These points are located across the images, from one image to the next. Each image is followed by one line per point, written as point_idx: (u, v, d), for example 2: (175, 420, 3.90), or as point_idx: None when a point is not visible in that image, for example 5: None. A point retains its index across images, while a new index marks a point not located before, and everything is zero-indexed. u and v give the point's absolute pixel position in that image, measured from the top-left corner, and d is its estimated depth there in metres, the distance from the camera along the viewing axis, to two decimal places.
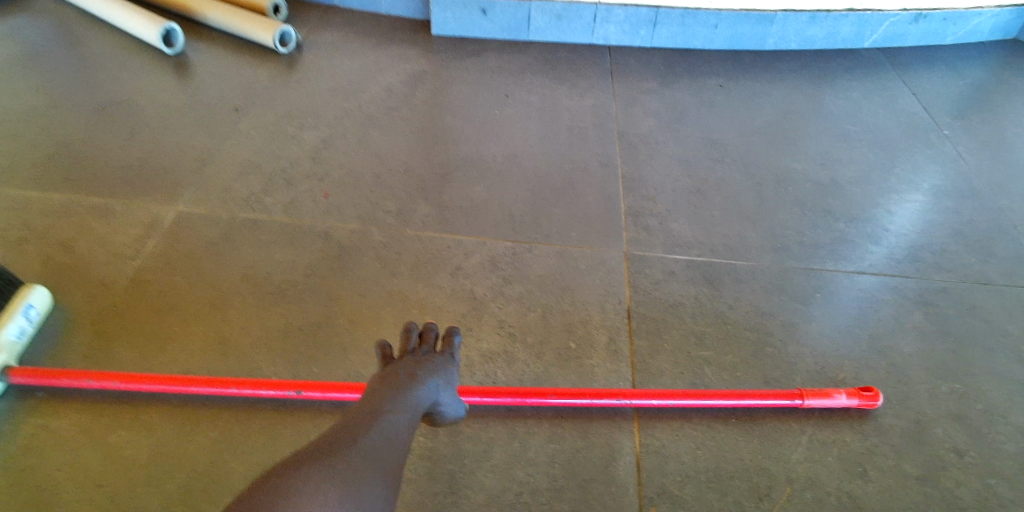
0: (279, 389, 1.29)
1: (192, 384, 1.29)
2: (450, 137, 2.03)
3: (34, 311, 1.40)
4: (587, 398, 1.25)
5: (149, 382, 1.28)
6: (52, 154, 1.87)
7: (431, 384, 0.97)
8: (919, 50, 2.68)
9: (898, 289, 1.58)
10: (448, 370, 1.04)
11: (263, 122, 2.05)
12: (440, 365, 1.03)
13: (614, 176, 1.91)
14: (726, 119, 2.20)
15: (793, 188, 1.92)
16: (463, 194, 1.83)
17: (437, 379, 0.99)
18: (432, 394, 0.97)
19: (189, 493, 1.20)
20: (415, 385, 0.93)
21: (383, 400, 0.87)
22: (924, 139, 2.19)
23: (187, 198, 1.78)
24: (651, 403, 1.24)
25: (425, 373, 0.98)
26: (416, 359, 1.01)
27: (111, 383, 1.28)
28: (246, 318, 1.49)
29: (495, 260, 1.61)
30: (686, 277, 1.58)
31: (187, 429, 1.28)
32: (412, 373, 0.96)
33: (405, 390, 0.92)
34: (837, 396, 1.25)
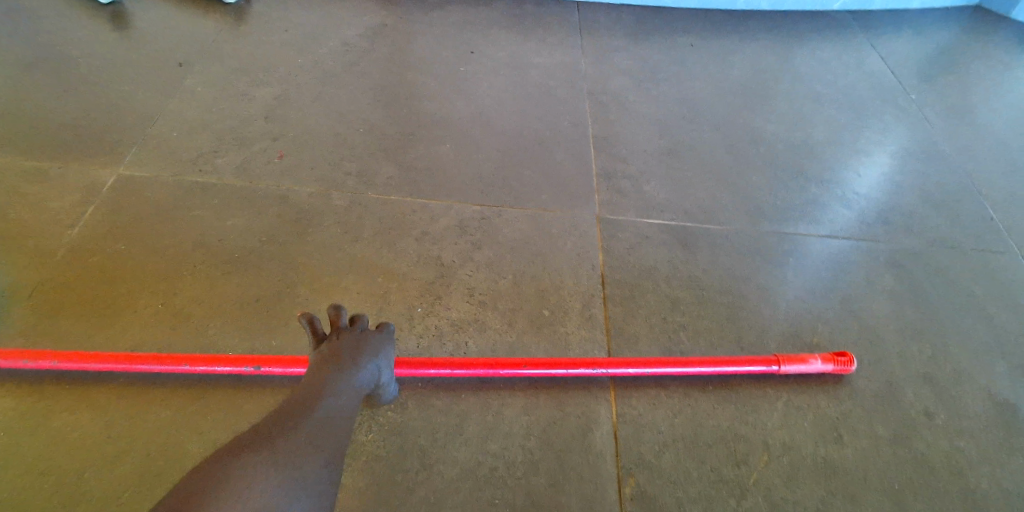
0: (236, 365, 1.21)
1: (140, 363, 1.20)
2: (414, 95, 1.92)
3: None
4: (563, 368, 1.22)
5: (92, 362, 1.19)
6: None
7: (370, 370, 1.02)
8: (887, 12, 2.66)
9: (867, 251, 1.58)
10: (387, 349, 1.08)
11: (209, 77, 1.90)
12: (379, 344, 1.07)
13: (586, 136, 1.84)
14: (698, 79, 2.14)
15: (766, 149, 1.89)
16: (429, 155, 1.73)
17: (376, 362, 1.04)
18: (371, 378, 1.02)
19: (140, 478, 1.12)
20: (353, 373, 0.98)
21: (322, 391, 0.92)
22: (892, 102, 2.18)
23: (127, 160, 1.64)
24: (628, 372, 1.22)
25: (364, 358, 1.02)
26: (355, 338, 1.04)
27: (51, 363, 1.19)
28: (197, 288, 1.39)
29: (464, 225, 1.54)
30: (660, 241, 1.54)
31: (135, 410, 1.19)
32: (352, 360, 1.00)
33: (345, 378, 0.97)
34: (813, 362, 1.25)
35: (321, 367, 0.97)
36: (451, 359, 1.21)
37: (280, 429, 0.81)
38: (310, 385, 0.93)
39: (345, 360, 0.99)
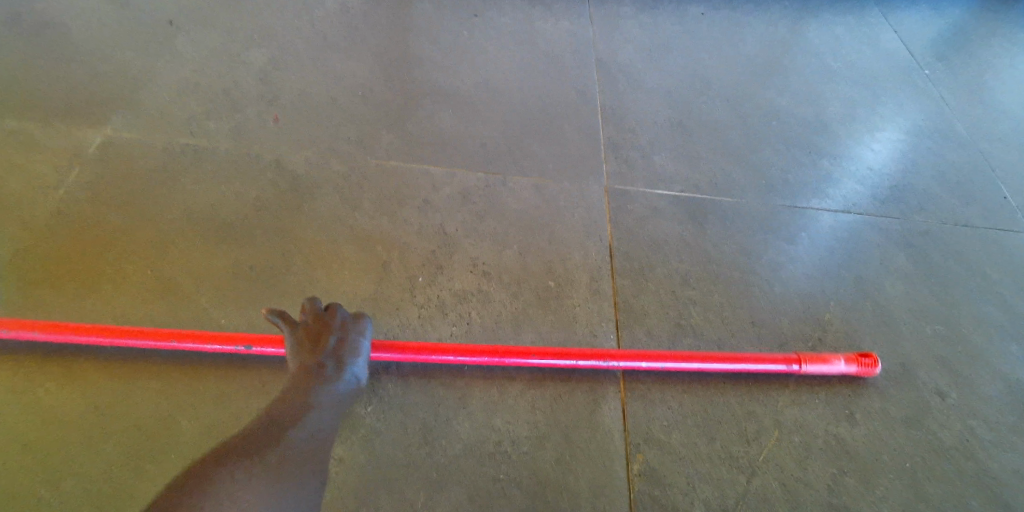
0: (227, 343, 1.18)
1: (127, 337, 1.16)
2: (413, 62, 1.86)
3: None
4: (570, 359, 1.16)
5: (75, 333, 1.16)
6: None
7: (351, 371, 1.02)
8: None
9: (881, 230, 1.54)
10: (367, 345, 1.07)
11: (201, 37, 1.83)
12: (360, 340, 1.06)
13: (592, 105, 1.79)
14: (708, 49, 2.08)
15: (777, 123, 1.84)
16: (430, 123, 1.68)
17: (357, 361, 1.03)
18: (353, 379, 1.02)
19: (135, 455, 1.10)
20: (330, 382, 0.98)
21: (304, 402, 0.93)
22: (906, 78, 2.12)
23: (118, 124, 1.59)
24: (639, 365, 1.16)
25: (347, 359, 1.02)
26: (335, 336, 1.04)
27: (32, 332, 1.15)
28: (191, 258, 1.35)
29: (467, 195, 1.50)
30: (668, 215, 1.50)
31: (128, 385, 1.17)
32: (334, 364, 1.00)
33: (326, 386, 0.97)
34: (836, 362, 1.20)
35: (303, 375, 0.98)
36: (456, 347, 1.15)
37: (263, 437, 0.82)
38: (292, 395, 0.94)
39: (326, 365, 1.00)
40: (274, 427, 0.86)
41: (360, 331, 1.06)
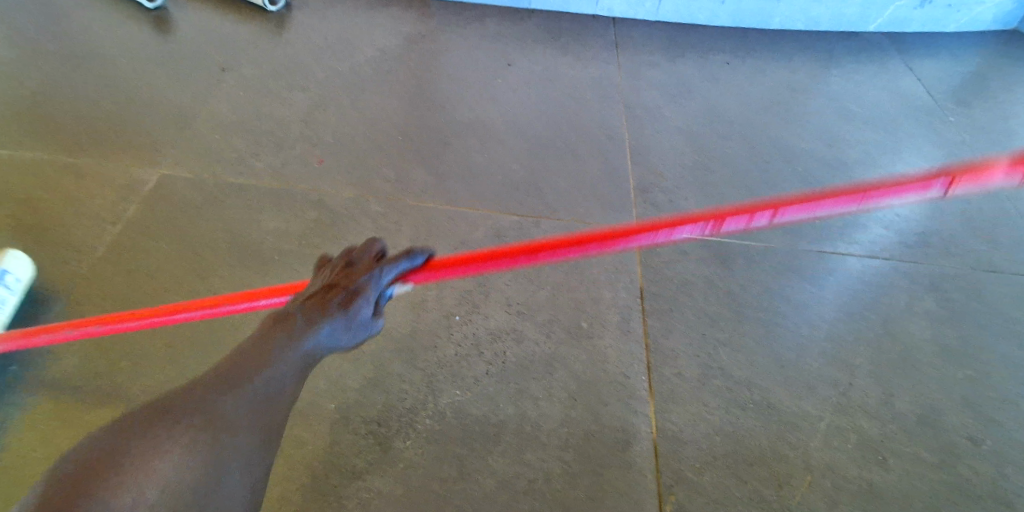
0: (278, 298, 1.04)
1: (177, 313, 1.04)
2: (448, 104, 1.94)
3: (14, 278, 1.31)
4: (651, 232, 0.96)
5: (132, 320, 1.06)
6: (24, 110, 1.76)
7: (346, 314, 0.94)
8: (922, 35, 2.63)
9: (907, 273, 1.55)
10: (380, 288, 0.98)
11: (250, 82, 1.95)
12: (370, 284, 0.97)
13: (620, 149, 1.84)
14: (732, 96, 2.14)
15: (801, 167, 1.88)
16: (465, 164, 1.74)
17: (358, 304, 0.95)
18: (349, 324, 0.95)
19: None
20: (303, 328, 0.91)
21: (277, 338, 0.89)
22: (927, 124, 2.16)
23: (168, 161, 1.68)
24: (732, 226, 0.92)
25: (347, 301, 0.95)
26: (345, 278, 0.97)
27: (94, 328, 1.07)
28: (234, 286, 1.41)
29: (500, 235, 1.54)
30: (696, 256, 1.53)
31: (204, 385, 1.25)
32: (329, 306, 0.94)
33: (314, 324, 0.92)
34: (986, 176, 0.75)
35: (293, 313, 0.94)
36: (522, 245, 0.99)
37: None
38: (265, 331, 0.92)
39: (319, 305, 0.94)
40: (217, 392, 0.79)
41: (372, 274, 0.97)
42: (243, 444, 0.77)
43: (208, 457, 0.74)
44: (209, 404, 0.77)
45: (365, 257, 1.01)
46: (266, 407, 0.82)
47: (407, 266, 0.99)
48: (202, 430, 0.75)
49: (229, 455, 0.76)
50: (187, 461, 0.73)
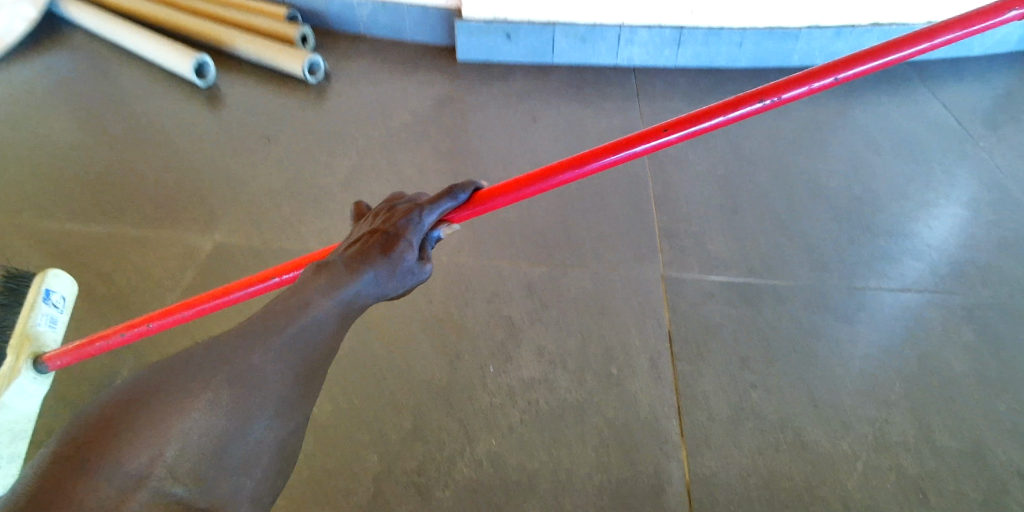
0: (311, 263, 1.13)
1: (229, 293, 1.13)
2: (479, 162, 2.05)
3: (56, 295, 1.41)
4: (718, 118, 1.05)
5: (184, 309, 1.15)
6: (97, 191, 1.96)
7: (391, 257, 0.84)
8: (948, 62, 2.65)
9: (943, 304, 1.54)
10: (422, 231, 0.90)
11: (296, 152, 2.11)
12: (413, 226, 0.89)
13: (645, 196, 1.89)
14: (755, 136, 2.19)
15: (827, 202, 1.90)
16: (495, 215, 1.81)
17: (402, 246, 0.86)
18: (395, 269, 0.84)
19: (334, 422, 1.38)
20: (347, 277, 0.79)
21: (316, 285, 0.77)
22: (958, 150, 2.15)
23: (222, 229, 1.83)
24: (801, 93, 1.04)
25: (391, 244, 0.85)
26: (384, 224, 0.89)
27: (146, 327, 1.16)
28: None
29: (532, 285, 1.60)
30: (724, 298, 1.55)
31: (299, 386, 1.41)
32: (370, 250, 0.84)
33: (356, 269, 0.81)
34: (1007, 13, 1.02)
35: (332, 261, 0.83)
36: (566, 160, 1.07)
37: None
38: (301, 286, 0.77)
39: (361, 251, 0.84)
40: (246, 337, 0.66)
41: (415, 214, 0.90)
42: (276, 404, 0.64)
43: (236, 411, 0.60)
44: (234, 355, 0.64)
45: (404, 204, 0.94)
46: (305, 361, 0.69)
47: (453, 204, 0.97)
48: (229, 379, 0.62)
49: (259, 412, 0.62)
50: (215, 415, 0.58)
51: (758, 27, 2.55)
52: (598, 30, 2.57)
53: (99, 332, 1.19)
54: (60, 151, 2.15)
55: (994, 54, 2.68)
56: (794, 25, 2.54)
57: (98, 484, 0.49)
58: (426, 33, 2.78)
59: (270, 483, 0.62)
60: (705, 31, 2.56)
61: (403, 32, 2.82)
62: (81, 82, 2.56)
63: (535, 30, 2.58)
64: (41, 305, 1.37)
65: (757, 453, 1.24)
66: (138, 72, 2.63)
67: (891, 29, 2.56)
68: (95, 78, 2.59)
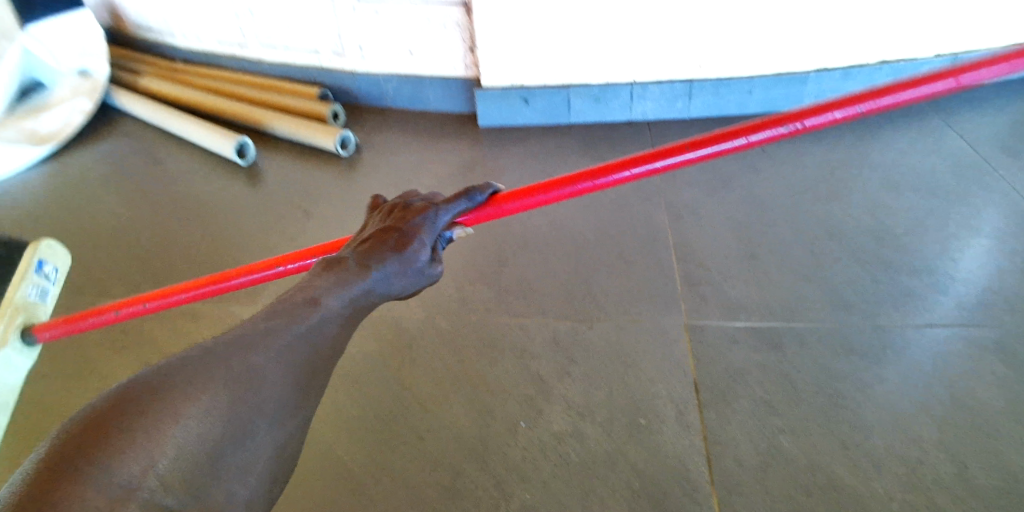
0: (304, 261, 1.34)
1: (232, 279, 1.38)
2: (503, 220, 2.14)
3: (43, 270, 1.71)
4: (742, 138, 1.22)
5: (180, 293, 1.42)
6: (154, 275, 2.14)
7: (411, 248, 1.02)
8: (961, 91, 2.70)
9: (972, 338, 1.55)
10: (430, 233, 1.07)
11: (334, 226, 2.28)
12: (428, 222, 1.08)
13: (665, 247, 1.95)
14: (771, 180, 2.24)
15: (846, 242, 1.92)
16: (521, 274, 1.90)
17: (420, 239, 1.05)
18: (415, 260, 1.02)
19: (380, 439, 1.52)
20: (358, 274, 0.94)
21: (347, 269, 0.95)
22: (977, 181, 2.17)
23: (264, 300, 1.95)
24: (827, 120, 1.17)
25: (401, 245, 1.02)
26: (402, 219, 1.07)
27: (141, 305, 1.45)
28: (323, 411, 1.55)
29: (559, 340, 1.66)
30: (748, 344, 1.59)
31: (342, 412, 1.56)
32: (391, 241, 1.02)
33: (381, 258, 0.98)
34: None
35: (360, 249, 1.01)
36: (583, 172, 1.31)
37: None
38: (317, 278, 0.93)
39: (384, 242, 1.02)
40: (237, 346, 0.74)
41: (429, 213, 1.09)
42: (268, 419, 0.71)
43: (225, 423, 0.66)
44: (218, 368, 0.70)
45: (420, 203, 1.13)
46: (296, 383, 0.76)
47: (468, 205, 1.19)
48: (211, 390, 0.67)
49: (248, 423, 0.68)
50: (205, 427, 0.64)
51: (766, 75, 2.64)
52: (611, 89, 2.70)
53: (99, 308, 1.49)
54: (122, 236, 2.36)
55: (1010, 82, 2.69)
56: (802, 70, 2.63)
57: (88, 488, 0.55)
58: (448, 102, 2.96)
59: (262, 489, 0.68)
60: (714, 82, 2.66)
61: (427, 102, 3.01)
62: (136, 171, 2.80)
63: (551, 94, 2.73)
64: (32, 280, 1.67)
65: (787, 498, 1.27)
66: (185, 157, 2.85)
67: (899, 64, 2.63)
68: (148, 166, 2.82)
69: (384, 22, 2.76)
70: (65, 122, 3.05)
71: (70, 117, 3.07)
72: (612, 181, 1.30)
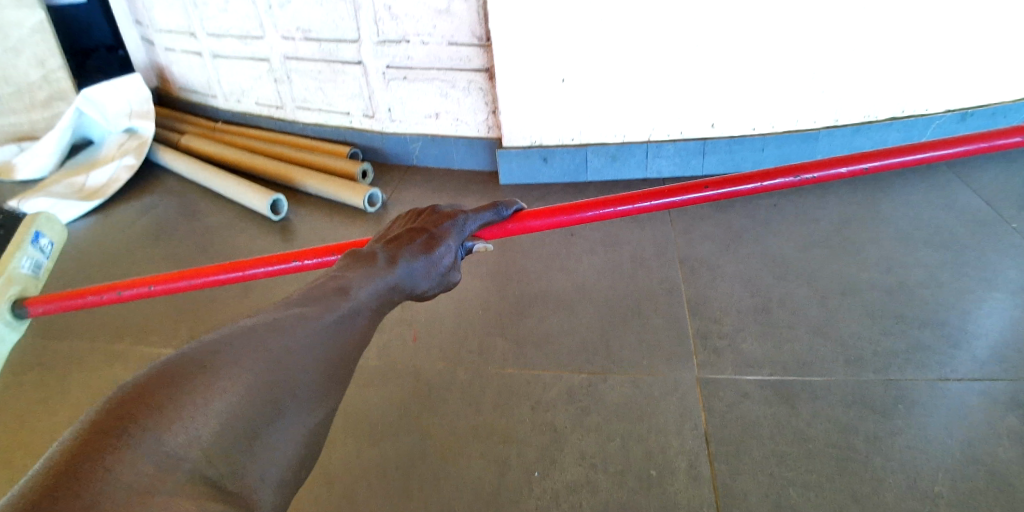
0: (322, 256, 1.43)
1: (250, 269, 1.46)
2: (521, 275, 2.22)
3: None
4: (755, 183, 1.38)
5: (192, 278, 1.49)
6: (184, 317, 2.24)
7: (438, 251, 1.14)
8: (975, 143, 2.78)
9: (987, 393, 1.56)
10: (454, 241, 1.19)
11: None
12: (454, 230, 1.21)
13: (679, 300, 2.01)
14: (783, 235, 2.29)
15: (860, 296, 1.94)
16: (538, 328, 1.96)
17: (446, 244, 1.17)
18: (439, 263, 1.14)
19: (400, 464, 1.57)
20: (389, 267, 1.03)
21: (382, 260, 1.04)
22: (992, 233, 2.19)
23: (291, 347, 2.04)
24: (831, 172, 1.34)
25: (428, 248, 1.12)
26: (431, 224, 1.19)
27: (149, 289, 1.51)
28: (347, 458, 1.60)
29: (573, 391, 1.71)
30: (760, 398, 1.61)
31: (365, 445, 1.63)
32: (421, 241, 1.13)
33: (411, 257, 1.08)
34: None
35: (392, 244, 1.10)
36: (607, 200, 1.42)
37: None
38: (350, 267, 1.00)
39: (414, 240, 1.12)
40: (275, 330, 0.76)
41: (455, 221, 1.22)
42: (299, 405, 0.72)
43: (261, 404, 0.68)
44: (255, 351, 0.72)
45: (446, 211, 1.25)
46: (327, 377, 0.78)
47: (495, 218, 1.32)
48: (250, 372, 0.69)
49: (281, 410, 0.70)
50: (243, 407, 0.66)
51: (777, 133, 2.72)
52: (627, 148, 2.82)
53: (96, 288, 1.55)
54: None
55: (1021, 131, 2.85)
56: (812, 127, 2.71)
57: (137, 457, 0.56)
58: (471, 161, 3.11)
59: (294, 473, 0.70)
60: (727, 141, 2.75)
61: (451, 160, 3.16)
62: (175, 223, 2.98)
63: (569, 153, 2.86)
64: None
65: None
66: (223, 212, 3.03)
67: (910, 120, 2.71)
68: (187, 219, 3.00)
69: (413, 87, 2.96)
70: (112, 177, 3.28)
71: (116, 173, 3.30)
72: (632, 210, 1.41)
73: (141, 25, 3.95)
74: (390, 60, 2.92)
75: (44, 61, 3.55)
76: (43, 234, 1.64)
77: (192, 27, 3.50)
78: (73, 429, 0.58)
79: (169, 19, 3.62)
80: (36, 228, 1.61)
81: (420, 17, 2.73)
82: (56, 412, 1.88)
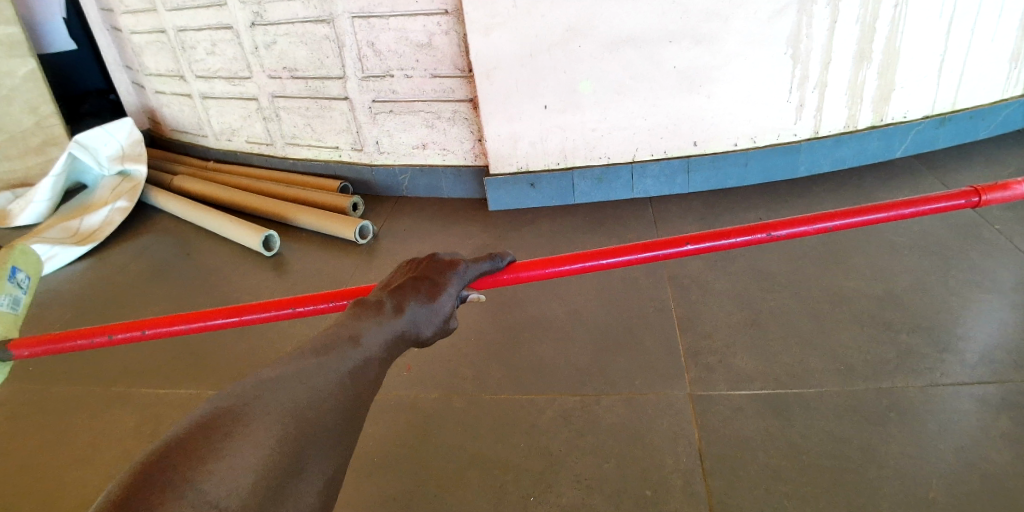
0: (321, 302, 1.43)
1: (244, 315, 1.46)
2: (514, 301, 2.23)
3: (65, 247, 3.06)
4: (730, 240, 1.40)
5: (185, 324, 1.49)
6: (179, 358, 2.23)
7: (441, 298, 1.13)
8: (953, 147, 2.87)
9: (981, 396, 1.57)
10: (458, 287, 1.18)
11: None
12: (456, 278, 1.19)
13: (670, 319, 2.02)
14: (771, 248, 2.31)
15: (849, 306, 1.96)
16: (531, 353, 1.97)
17: (448, 291, 1.15)
18: (441, 310, 1.13)
19: (399, 497, 1.55)
20: (395, 317, 1.03)
21: (387, 309, 1.03)
22: (977, 236, 2.21)
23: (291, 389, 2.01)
24: (792, 233, 1.38)
25: (433, 296, 1.11)
26: (433, 270, 1.18)
27: (140, 333, 1.50)
28: (359, 492, 1.58)
29: (568, 416, 1.70)
30: (753, 412, 1.62)
31: (379, 478, 1.61)
32: (425, 289, 1.12)
33: (416, 307, 1.08)
34: (1016, 188, 1.35)
35: (397, 291, 1.10)
36: (590, 253, 1.42)
37: None
38: (358, 316, 1.00)
39: (418, 288, 1.11)
40: (293, 377, 0.78)
41: (457, 270, 1.20)
42: (321, 452, 0.74)
43: (288, 452, 0.70)
44: (284, 401, 0.74)
45: (447, 257, 1.24)
46: (348, 422, 0.80)
47: (491, 267, 1.32)
48: (281, 422, 0.72)
49: (308, 455, 0.72)
50: (273, 456, 0.68)
51: (760, 147, 2.76)
52: (612, 170, 2.85)
53: (87, 331, 1.55)
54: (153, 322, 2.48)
55: (999, 134, 2.96)
56: (796, 140, 2.74)
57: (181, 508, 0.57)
58: (460, 189, 3.14)
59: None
60: (711, 157, 2.79)
61: (440, 190, 3.20)
62: (168, 263, 2.99)
63: (554, 177, 2.90)
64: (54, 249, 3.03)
65: None
66: (215, 250, 3.05)
67: (890, 128, 2.76)
68: (179, 259, 3.01)
69: (399, 120, 3.01)
70: (106, 219, 3.29)
71: (110, 215, 3.31)
72: (616, 262, 1.41)
73: (131, 69, 4.02)
74: (375, 94, 2.97)
75: (36, 107, 3.60)
76: (18, 268, 1.49)
77: (181, 70, 3.57)
78: (119, 482, 0.60)
79: (159, 64, 3.68)
80: (13, 265, 1.46)
81: (404, 52, 2.79)
82: (51, 460, 1.86)
